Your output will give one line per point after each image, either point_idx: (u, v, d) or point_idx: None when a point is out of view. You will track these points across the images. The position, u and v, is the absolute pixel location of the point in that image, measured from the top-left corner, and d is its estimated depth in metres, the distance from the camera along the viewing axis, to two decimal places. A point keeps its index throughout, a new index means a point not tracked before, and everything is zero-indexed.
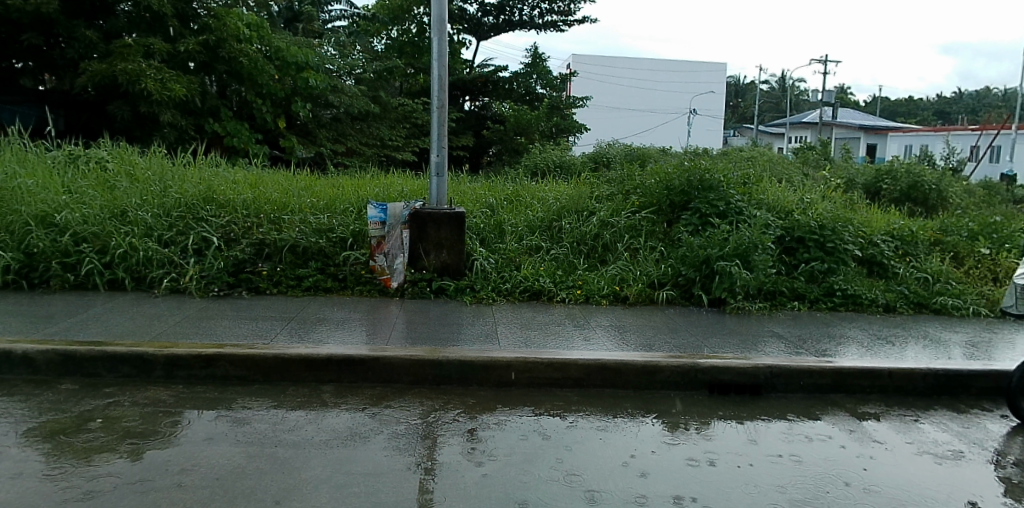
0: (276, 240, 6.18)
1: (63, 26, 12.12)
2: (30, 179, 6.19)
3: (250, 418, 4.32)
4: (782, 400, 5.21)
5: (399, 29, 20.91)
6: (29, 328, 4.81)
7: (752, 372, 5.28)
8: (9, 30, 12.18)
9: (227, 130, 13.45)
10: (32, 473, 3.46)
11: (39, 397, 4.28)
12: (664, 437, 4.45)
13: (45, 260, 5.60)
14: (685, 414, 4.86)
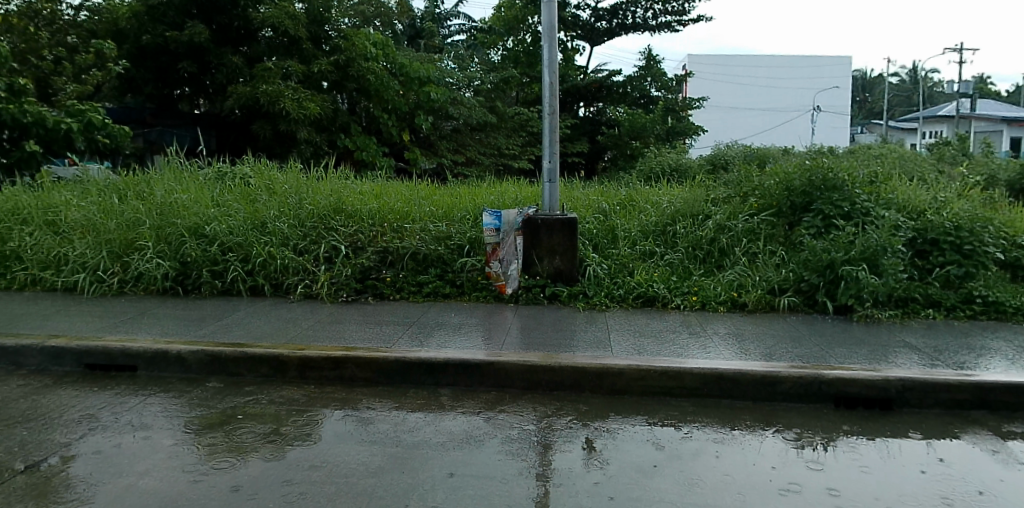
0: (398, 248, 6.42)
1: (212, 54, 13.39)
2: (184, 194, 6.81)
3: (375, 419, 4.56)
4: (915, 416, 4.82)
5: (516, 39, 21.39)
6: (184, 331, 5.20)
7: (883, 385, 4.91)
8: (167, 60, 13.78)
9: (357, 145, 14.25)
10: (183, 464, 3.81)
11: (190, 394, 4.64)
12: (786, 453, 4.22)
13: (197, 267, 6.12)
14: (810, 429, 4.59)
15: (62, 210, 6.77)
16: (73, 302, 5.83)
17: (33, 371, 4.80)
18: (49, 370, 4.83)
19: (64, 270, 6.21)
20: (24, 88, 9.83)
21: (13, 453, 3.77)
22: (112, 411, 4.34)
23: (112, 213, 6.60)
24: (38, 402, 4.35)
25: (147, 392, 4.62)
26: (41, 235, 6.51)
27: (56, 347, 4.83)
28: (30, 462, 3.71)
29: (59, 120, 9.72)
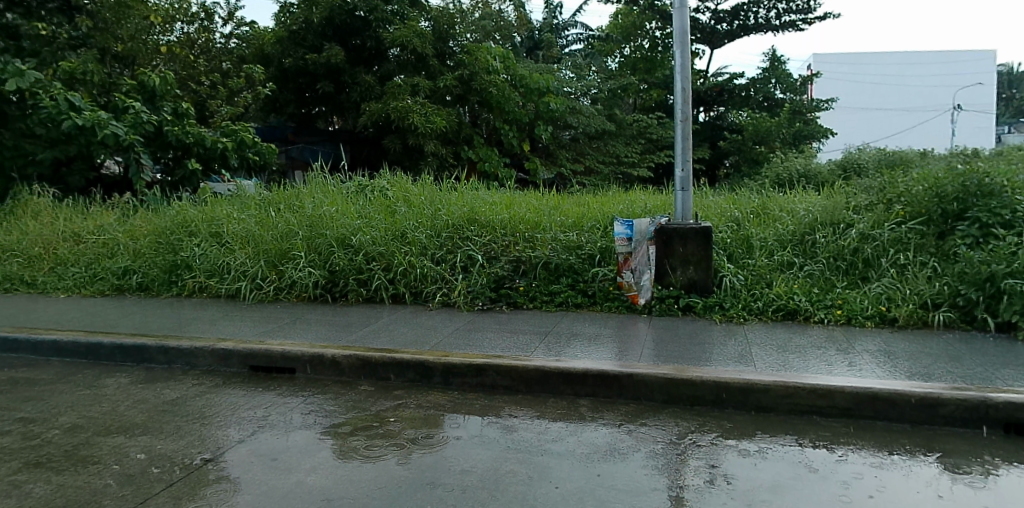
0: (531, 258, 6.46)
1: (347, 73, 14.34)
2: (332, 207, 7.17)
3: (518, 427, 4.58)
4: None
5: (633, 46, 21.60)
6: (335, 336, 5.45)
7: None
8: (306, 81, 14.82)
9: (480, 156, 14.53)
10: (341, 463, 3.98)
11: (344, 396, 4.85)
12: (956, 481, 3.83)
13: (344, 276, 6.43)
14: (979, 456, 4.16)
15: (225, 222, 7.30)
16: (236, 308, 6.28)
17: (205, 371, 5.17)
18: (218, 370, 5.19)
19: (227, 278, 6.71)
20: (186, 111, 10.82)
21: (195, 447, 4.09)
22: (276, 409, 4.61)
23: (268, 225, 7.02)
24: (212, 399, 4.69)
25: (307, 393, 4.87)
26: (208, 246, 7.06)
27: (226, 349, 5.18)
28: (209, 454, 4.01)
29: (216, 140, 10.63)
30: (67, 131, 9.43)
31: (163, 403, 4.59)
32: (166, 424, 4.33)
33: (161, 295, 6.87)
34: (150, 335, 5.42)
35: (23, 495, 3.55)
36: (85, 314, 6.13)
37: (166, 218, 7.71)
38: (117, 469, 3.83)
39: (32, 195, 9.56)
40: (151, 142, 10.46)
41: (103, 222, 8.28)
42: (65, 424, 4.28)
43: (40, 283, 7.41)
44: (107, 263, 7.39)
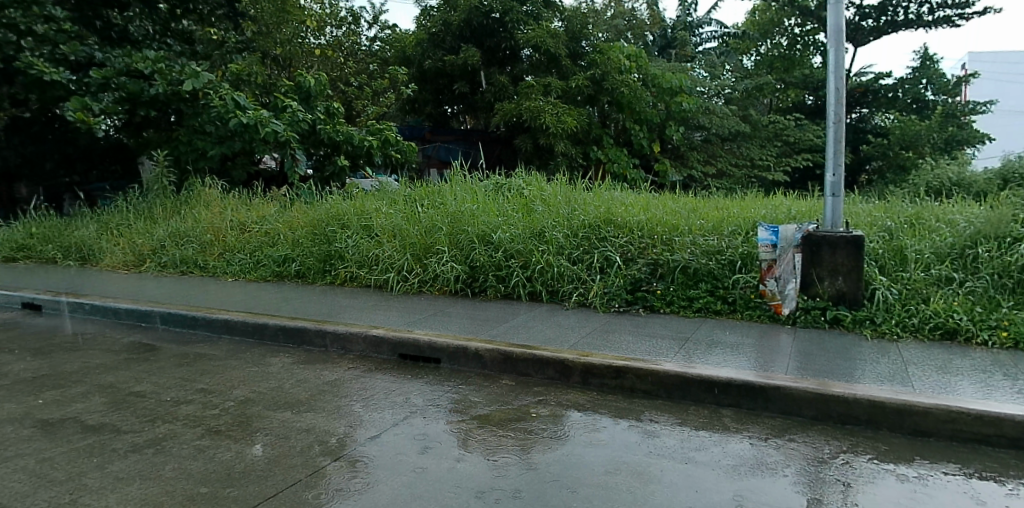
0: (669, 261, 6.33)
1: (481, 75, 14.96)
2: (473, 204, 7.38)
3: (660, 432, 4.51)
4: None
5: (769, 43, 22.17)
6: (477, 329, 5.62)
7: None
8: (444, 81, 15.56)
9: (610, 156, 14.83)
10: (486, 457, 4.07)
11: (487, 388, 5.01)
12: None
13: (484, 272, 6.61)
14: None
15: (373, 216, 7.67)
16: (384, 298, 6.62)
17: (358, 356, 5.49)
18: (370, 356, 5.51)
19: (376, 269, 7.10)
20: (337, 110, 11.79)
21: (352, 429, 4.42)
22: (424, 397, 4.85)
23: (413, 220, 7.32)
24: (365, 384, 5.00)
25: (452, 383, 5.07)
26: (359, 237, 7.48)
27: (377, 336, 5.48)
28: (365, 437, 4.32)
29: (362, 138, 11.57)
30: (235, 128, 10.42)
31: (323, 384, 4.97)
32: (326, 407, 4.66)
33: (317, 284, 7.38)
34: (309, 319, 5.83)
35: (210, 459, 4.06)
36: (252, 297, 6.70)
37: (320, 210, 8.22)
38: (285, 443, 4.24)
39: (203, 185, 10.47)
40: (306, 139, 11.46)
41: (265, 213, 8.97)
42: (240, 397, 4.76)
43: (215, 268, 8.22)
44: (269, 251, 8.04)
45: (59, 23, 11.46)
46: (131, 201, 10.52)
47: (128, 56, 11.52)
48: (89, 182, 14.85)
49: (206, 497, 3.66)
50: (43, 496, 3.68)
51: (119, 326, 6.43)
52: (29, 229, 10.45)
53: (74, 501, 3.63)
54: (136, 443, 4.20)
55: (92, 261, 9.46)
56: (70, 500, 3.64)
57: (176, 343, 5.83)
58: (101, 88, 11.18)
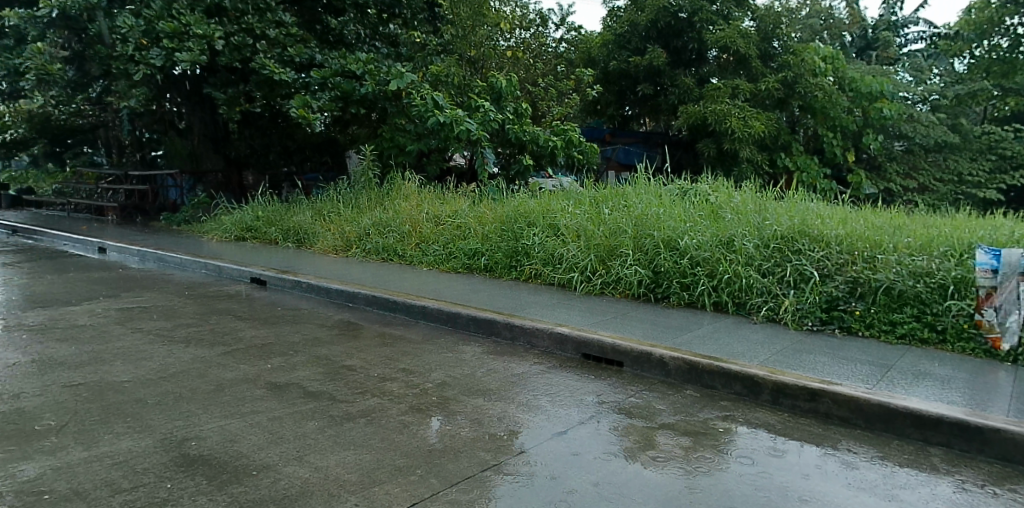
0: (870, 281, 5.89)
1: (667, 75, 17.38)
2: (660, 208, 7.53)
3: (861, 464, 4.12)
4: None
5: (987, 45, 20.30)
6: (661, 336, 5.73)
7: None
8: (627, 83, 18.22)
9: (799, 165, 16.68)
10: (662, 467, 4.00)
11: (672, 397, 5.04)
12: None
13: (668, 278, 6.68)
14: None
15: (559, 216, 7.98)
16: (567, 297, 6.92)
17: (543, 352, 5.91)
18: (555, 353, 5.89)
19: (560, 268, 7.38)
20: (524, 111, 12.47)
21: (543, 421, 4.62)
22: (605, 398, 5.00)
23: (599, 221, 7.57)
24: (550, 379, 5.35)
25: (635, 388, 5.20)
26: (545, 235, 7.79)
27: (563, 334, 5.86)
28: (555, 431, 4.47)
29: (547, 138, 12.24)
30: (432, 126, 11.49)
31: (512, 376, 5.39)
32: (511, 401, 4.94)
33: (503, 278, 7.76)
34: (498, 312, 6.36)
35: (414, 434, 4.43)
36: (448, 287, 7.32)
37: (508, 208, 8.64)
38: (479, 428, 4.53)
39: (403, 180, 11.35)
40: (495, 140, 12.40)
41: (457, 208, 9.49)
42: (438, 380, 5.29)
43: (411, 256, 8.87)
44: (461, 244, 8.50)
45: (287, 27, 13.30)
46: (341, 191, 11.57)
47: (342, 58, 13.00)
48: (303, 172, 17.22)
49: (410, 468, 3.98)
50: (274, 450, 4.22)
51: (331, 304, 7.34)
52: (256, 212, 11.90)
53: (300, 456, 4.12)
54: (349, 412, 4.74)
55: (307, 243, 10.55)
56: (298, 456, 4.13)
57: (378, 323, 6.60)
58: (320, 88, 12.80)
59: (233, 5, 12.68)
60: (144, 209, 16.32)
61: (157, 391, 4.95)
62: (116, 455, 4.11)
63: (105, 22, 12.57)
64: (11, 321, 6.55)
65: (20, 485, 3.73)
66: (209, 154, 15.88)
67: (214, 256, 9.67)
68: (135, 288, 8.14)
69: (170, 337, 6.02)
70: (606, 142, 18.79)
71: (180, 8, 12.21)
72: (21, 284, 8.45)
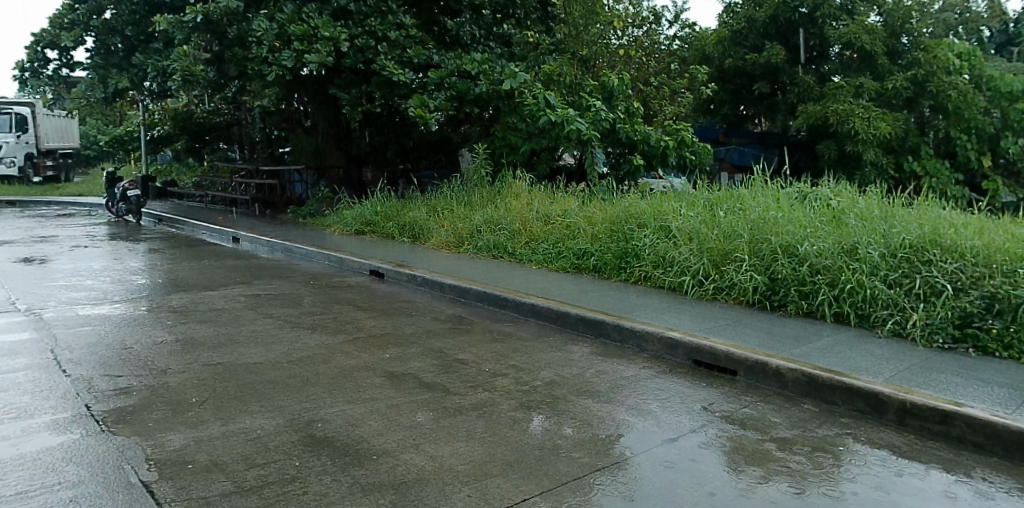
0: (1011, 296, 5.32)
1: (786, 74, 19.13)
2: (778, 212, 7.38)
3: (998, 494, 3.67)
4: None
5: None
6: (778, 347, 5.55)
7: None
8: (744, 80, 20.15)
9: (928, 170, 18.70)
10: (769, 481, 3.81)
11: (788, 411, 4.84)
12: None
13: (785, 286, 6.49)
14: None
15: (671, 217, 7.97)
16: (679, 301, 6.89)
17: (653, 356, 5.91)
18: (665, 357, 5.88)
19: (671, 271, 7.35)
20: (636, 110, 13.33)
21: (654, 428, 4.55)
22: (714, 407, 4.89)
23: (713, 224, 7.50)
24: (660, 384, 5.31)
25: (749, 399, 5.05)
26: (656, 237, 7.78)
27: (674, 339, 5.84)
28: (665, 438, 4.39)
29: (659, 139, 12.87)
30: (544, 125, 12.15)
31: (621, 378, 5.40)
32: (619, 405, 4.91)
33: (612, 279, 7.79)
34: (607, 313, 6.45)
35: (523, 431, 4.48)
36: (558, 286, 7.45)
37: (619, 209, 8.71)
38: (587, 429, 4.53)
39: (514, 179, 11.58)
40: (607, 139, 13.01)
41: (567, 208, 9.61)
42: (547, 378, 5.38)
43: (521, 254, 9.01)
44: (571, 244, 8.61)
45: (407, 29, 13.77)
46: (454, 189, 11.97)
47: (459, 58, 13.59)
48: (418, 169, 18.19)
49: (520, 464, 4.01)
50: (392, 437, 4.38)
51: (443, 299, 7.64)
52: (375, 207, 12.43)
53: (416, 445, 4.26)
54: (462, 405, 4.87)
55: (421, 239, 10.90)
56: (414, 444, 4.28)
57: (489, 320, 6.82)
58: (437, 88, 13.27)
59: (359, 8, 13.37)
60: (272, 203, 17.24)
61: (286, 373, 5.31)
62: (250, 431, 4.42)
63: (243, 27, 13.43)
64: (157, 304, 7.24)
65: (170, 453, 4.08)
66: (332, 151, 16.75)
67: (336, 248, 10.25)
68: (266, 276, 8.80)
69: (298, 323, 6.49)
70: (719, 141, 20.70)
71: (309, 11, 13.14)
72: (166, 269, 9.32)
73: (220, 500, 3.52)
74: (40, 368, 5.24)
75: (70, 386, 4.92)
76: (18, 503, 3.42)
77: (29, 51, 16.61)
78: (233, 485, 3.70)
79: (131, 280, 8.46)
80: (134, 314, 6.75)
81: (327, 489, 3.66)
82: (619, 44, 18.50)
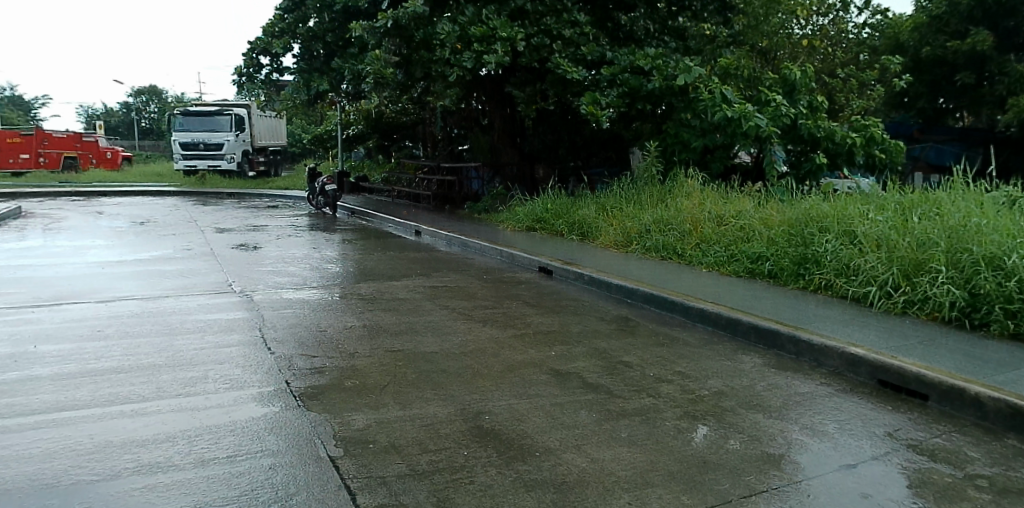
0: None
1: (994, 62, 21.29)
2: (983, 219, 6.52)
3: None
4: None
5: None
6: (981, 372, 4.84)
7: None
8: (945, 70, 22.67)
9: None
10: None
11: (988, 445, 4.14)
12: None
13: (988, 302, 5.67)
14: None
15: (857, 222, 7.39)
16: (862, 314, 6.31)
17: (831, 372, 5.47)
18: (845, 375, 5.40)
19: (856, 280, 6.80)
20: (819, 105, 13.26)
21: (830, 450, 4.11)
22: (900, 433, 4.35)
23: (905, 231, 6.82)
24: (838, 404, 4.86)
25: (941, 428, 4.42)
26: (840, 243, 7.25)
27: (857, 356, 5.34)
28: (842, 463, 3.92)
29: (844, 136, 12.72)
30: (720, 120, 12.36)
31: (795, 394, 5.03)
32: (792, 423, 4.54)
33: (789, 286, 7.36)
34: (782, 323, 6.09)
35: (687, 441, 4.27)
36: (730, 292, 7.18)
37: (798, 211, 8.22)
38: (755, 445, 4.22)
39: (686, 178, 11.52)
40: (788, 135, 13.00)
41: (742, 209, 9.25)
42: (715, 388, 5.14)
43: (691, 257, 8.78)
44: (744, 247, 8.27)
45: (581, 27, 14.08)
46: (624, 187, 11.98)
47: (631, 54, 13.70)
48: (588, 166, 17.97)
49: (684, 475, 3.79)
50: (556, 434, 4.37)
51: (610, 299, 7.68)
52: (545, 205, 12.64)
53: (579, 446, 4.19)
54: (626, 409, 4.77)
55: (589, 238, 10.95)
56: (577, 444, 4.21)
57: (656, 322, 6.76)
58: (609, 85, 13.55)
59: (535, 7, 13.92)
60: (450, 198, 18.32)
61: (459, 364, 5.52)
62: (425, 417, 4.60)
63: (428, 31, 14.19)
64: (347, 291, 7.86)
65: (354, 432, 4.34)
66: (505, 148, 17.47)
67: (508, 244, 10.59)
68: (442, 268, 9.29)
69: (472, 316, 6.76)
70: (913, 137, 25.23)
71: (489, 13, 13.75)
72: (357, 257, 10.16)
73: (396, 481, 3.66)
74: (251, 344, 5.86)
75: (274, 363, 5.44)
76: (229, 465, 3.80)
77: (247, 58, 18.67)
78: (407, 468, 3.84)
79: (327, 267, 9.26)
80: (329, 300, 7.38)
81: (493, 482, 3.66)
82: (803, 35, 18.81)
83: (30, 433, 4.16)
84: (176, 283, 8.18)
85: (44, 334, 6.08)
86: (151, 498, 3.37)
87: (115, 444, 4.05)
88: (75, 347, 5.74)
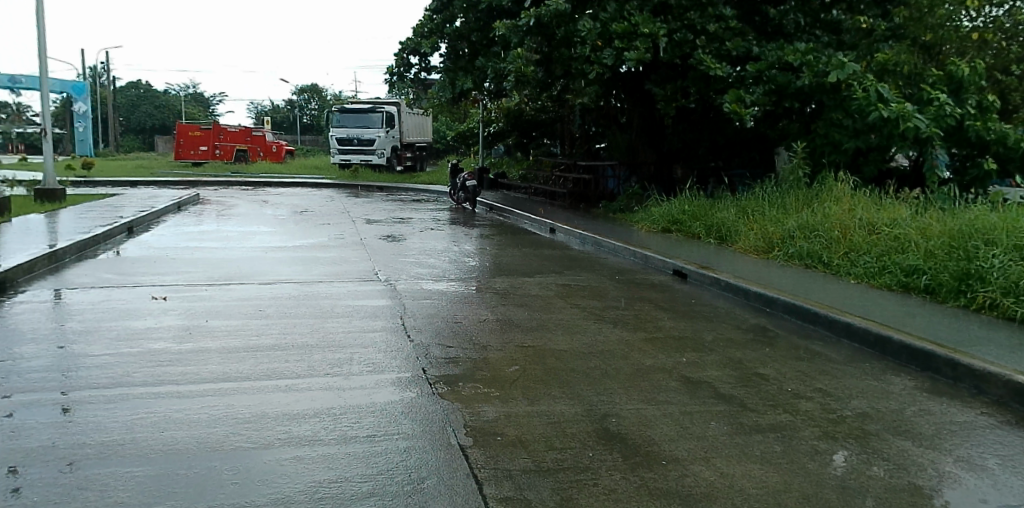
0: None
1: None
2: None
3: None
4: None
5: None
6: None
7: None
8: None
9: None
10: None
11: None
12: None
13: None
14: None
15: None
16: None
17: (994, 401, 4.89)
18: (1010, 405, 4.79)
19: None
20: (990, 105, 12.12)
21: (989, 488, 3.63)
22: None
23: None
24: (1002, 438, 4.34)
25: None
26: (1010, 258, 6.58)
27: None
28: (1002, 503, 3.44)
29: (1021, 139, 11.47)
30: (875, 120, 11.52)
31: (951, 423, 4.59)
32: (945, 455, 4.11)
33: (947, 304, 6.73)
34: (940, 344, 5.60)
35: (825, 464, 3.98)
36: (878, 307, 6.74)
37: (962, 221, 7.64)
38: (901, 475, 3.85)
39: (835, 181, 11.06)
40: (952, 138, 12.10)
41: (897, 217, 8.68)
42: (859, 410, 4.82)
43: (838, 266, 8.30)
44: (898, 258, 7.71)
45: (726, 21, 13.72)
46: (767, 189, 11.64)
47: (780, 50, 13.32)
48: (730, 167, 17.20)
49: (820, 498, 3.51)
50: (683, 445, 4.22)
51: (748, 307, 7.46)
52: (682, 206, 12.45)
53: (708, 458, 4.03)
54: (760, 424, 4.56)
55: (727, 242, 10.62)
56: (706, 457, 4.05)
57: (796, 335, 6.46)
58: (755, 81, 13.24)
59: (680, 2, 13.67)
60: (586, 197, 18.15)
61: (589, 364, 5.54)
62: (552, 414, 4.64)
63: (570, 28, 14.19)
64: (484, 284, 8.08)
65: (484, 423, 4.45)
66: (643, 147, 17.57)
67: (641, 245, 10.52)
68: (575, 266, 9.35)
69: (603, 317, 6.76)
70: None
71: (631, 9, 13.66)
72: (494, 252, 10.46)
73: (521, 475, 3.69)
74: (394, 331, 6.17)
75: (411, 351, 5.69)
76: (367, 444, 4.01)
77: (398, 58, 19.39)
78: (533, 464, 3.87)
79: (464, 260, 9.57)
80: (465, 292, 7.60)
81: (617, 485, 3.59)
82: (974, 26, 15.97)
83: (202, 399, 4.60)
84: (329, 269, 8.78)
85: (215, 310, 6.71)
86: (299, 468, 3.62)
87: (269, 416, 4.38)
88: (241, 323, 6.30)
